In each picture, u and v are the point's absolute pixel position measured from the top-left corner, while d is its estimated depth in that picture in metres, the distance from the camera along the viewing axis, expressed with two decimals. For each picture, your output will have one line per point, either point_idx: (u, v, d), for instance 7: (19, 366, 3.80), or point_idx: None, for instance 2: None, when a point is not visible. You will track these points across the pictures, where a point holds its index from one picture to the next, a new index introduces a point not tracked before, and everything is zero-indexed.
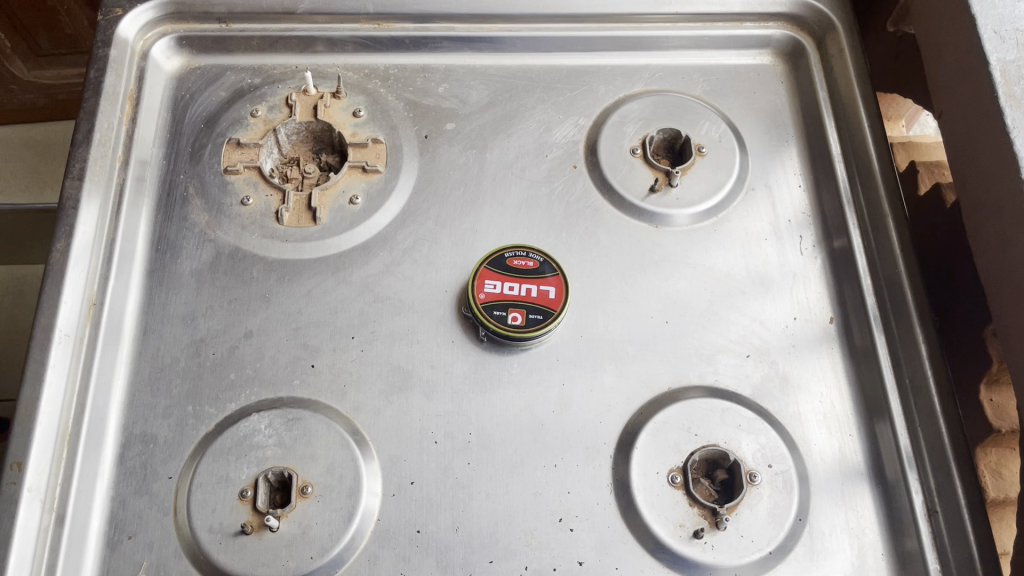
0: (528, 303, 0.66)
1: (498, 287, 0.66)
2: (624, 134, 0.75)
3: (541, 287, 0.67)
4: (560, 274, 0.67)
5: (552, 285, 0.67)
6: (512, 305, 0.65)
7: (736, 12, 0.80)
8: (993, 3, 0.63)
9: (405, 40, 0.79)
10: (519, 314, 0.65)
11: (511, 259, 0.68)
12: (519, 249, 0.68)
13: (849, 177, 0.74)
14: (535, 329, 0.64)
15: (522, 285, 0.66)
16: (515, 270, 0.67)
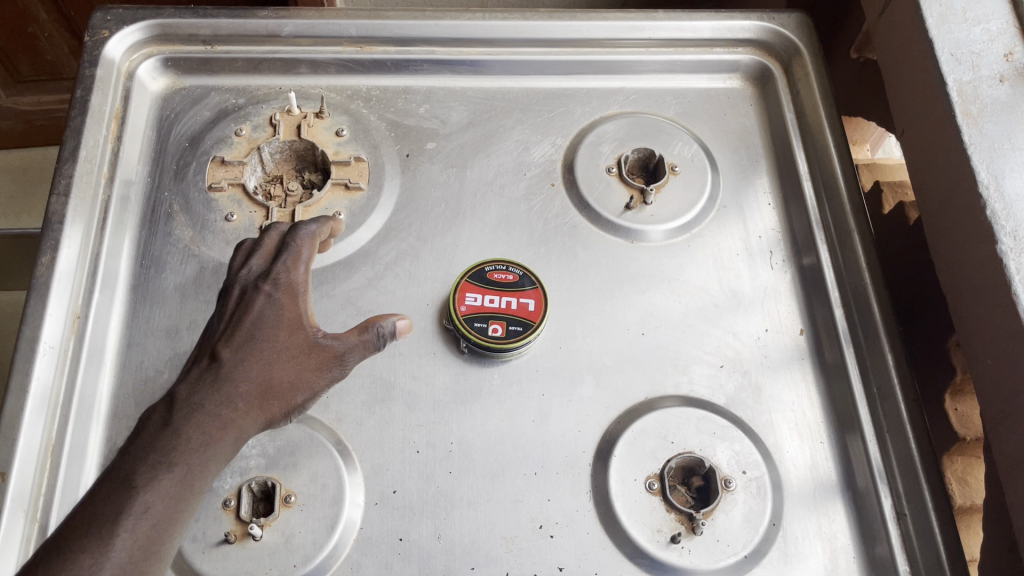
0: (509, 316, 0.67)
1: (479, 299, 0.68)
2: (600, 153, 0.78)
3: (520, 300, 0.68)
4: (539, 287, 0.69)
5: (532, 298, 0.68)
6: (492, 317, 0.67)
7: (706, 38, 0.83)
8: (949, 28, 0.66)
9: (387, 63, 0.81)
10: (499, 326, 0.67)
11: (491, 272, 0.69)
12: (501, 263, 0.70)
13: (817, 195, 0.76)
14: (515, 341, 0.66)
15: (502, 298, 0.68)
16: (495, 283, 0.69)
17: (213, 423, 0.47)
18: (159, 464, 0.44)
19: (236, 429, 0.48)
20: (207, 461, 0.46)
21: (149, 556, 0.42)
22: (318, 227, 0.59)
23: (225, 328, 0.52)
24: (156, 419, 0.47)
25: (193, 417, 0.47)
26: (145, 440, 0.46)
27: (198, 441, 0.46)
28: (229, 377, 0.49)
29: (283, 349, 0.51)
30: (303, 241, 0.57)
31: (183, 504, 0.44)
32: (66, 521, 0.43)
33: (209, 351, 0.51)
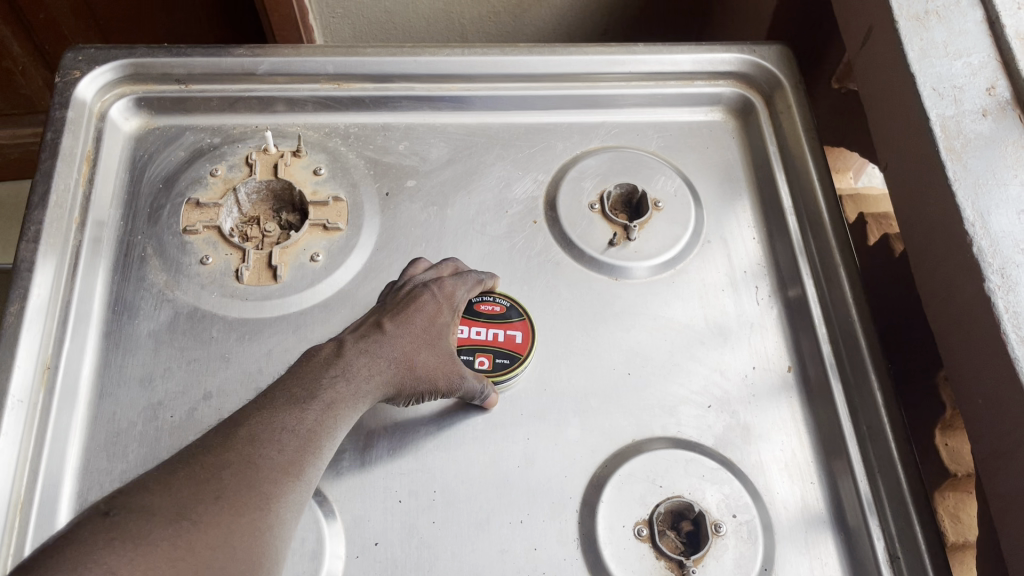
0: (495, 347, 0.67)
1: (465, 330, 0.67)
2: (582, 189, 0.77)
3: (507, 332, 0.68)
4: (526, 319, 0.69)
5: (519, 330, 0.68)
6: (479, 349, 0.67)
7: (687, 71, 0.83)
8: (931, 62, 0.65)
9: (365, 100, 0.80)
10: (485, 359, 0.66)
11: (478, 302, 0.69)
12: (486, 296, 0.70)
13: (801, 228, 0.76)
14: (502, 374, 0.66)
15: (489, 330, 0.68)
16: (482, 314, 0.68)
17: (361, 390, 0.55)
18: (305, 403, 0.52)
19: (368, 394, 0.56)
20: (342, 416, 0.54)
21: (281, 482, 0.48)
22: (485, 277, 0.68)
23: (393, 306, 0.62)
24: (323, 356, 0.56)
25: (348, 379, 0.55)
26: (310, 373, 0.54)
27: (347, 398, 0.54)
28: (380, 349, 0.58)
29: (428, 351, 0.60)
30: (470, 279, 0.67)
31: (309, 456, 0.51)
32: (239, 420, 0.50)
33: (373, 319, 0.60)
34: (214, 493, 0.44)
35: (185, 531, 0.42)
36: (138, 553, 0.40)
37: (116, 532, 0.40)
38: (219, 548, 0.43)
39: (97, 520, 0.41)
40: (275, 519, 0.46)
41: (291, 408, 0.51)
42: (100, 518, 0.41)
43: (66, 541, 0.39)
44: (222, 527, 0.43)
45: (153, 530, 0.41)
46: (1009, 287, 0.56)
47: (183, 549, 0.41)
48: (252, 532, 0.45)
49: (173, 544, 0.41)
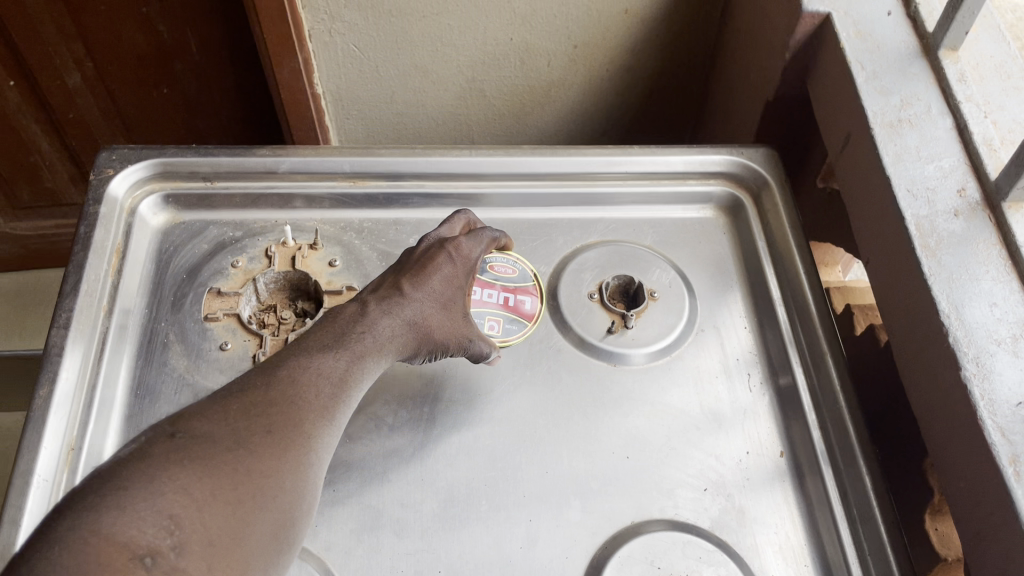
0: (501, 312, 0.78)
1: (480, 294, 0.78)
2: (582, 280, 0.81)
3: (518, 298, 0.79)
4: (536, 287, 0.80)
5: (528, 297, 0.79)
6: (491, 314, 0.78)
7: (679, 171, 0.88)
8: (905, 165, 0.70)
9: (379, 196, 0.85)
10: (496, 323, 0.77)
11: (493, 264, 0.80)
12: (505, 259, 0.81)
13: (790, 319, 0.80)
14: (510, 337, 0.77)
15: (502, 294, 0.79)
16: (497, 276, 0.80)
17: (386, 340, 0.64)
18: (337, 353, 0.61)
19: (390, 350, 0.64)
20: (366, 371, 0.62)
21: (318, 422, 0.56)
22: (497, 235, 0.76)
23: (411, 267, 0.69)
24: (347, 315, 0.64)
25: (375, 338, 0.63)
26: (338, 330, 0.62)
27: (374, 350, 0.63)
28: (401, 310, 0.65)
29: (444, 310, 0.68)
30: (483, 239, 0.74)
31: (340, 401, 0.59)
32: (278, 363, 0.58)
33: (392, 281, 0.68)
34: (265, 424, 0.53)
35: (243, 459, 0.50)
36: (203, 471, 0.47)
37: (185, 453, 0.48)
38: (271, 472, 0.51)
39: (166, 442, 0.48)
40: (313, 458, 0.54)
41: (323, 357, 0.60)
42: (167, 441, 0.49)
43: (141, 458, 0.47)
44: (273, 455, 0.51)
45: (215, 455, 0.49)
46: (984, 376, 0.59)
47: (239, 467, 0.49)
48: (298, 460, 0.53)
49: (232, 467, 0.49)
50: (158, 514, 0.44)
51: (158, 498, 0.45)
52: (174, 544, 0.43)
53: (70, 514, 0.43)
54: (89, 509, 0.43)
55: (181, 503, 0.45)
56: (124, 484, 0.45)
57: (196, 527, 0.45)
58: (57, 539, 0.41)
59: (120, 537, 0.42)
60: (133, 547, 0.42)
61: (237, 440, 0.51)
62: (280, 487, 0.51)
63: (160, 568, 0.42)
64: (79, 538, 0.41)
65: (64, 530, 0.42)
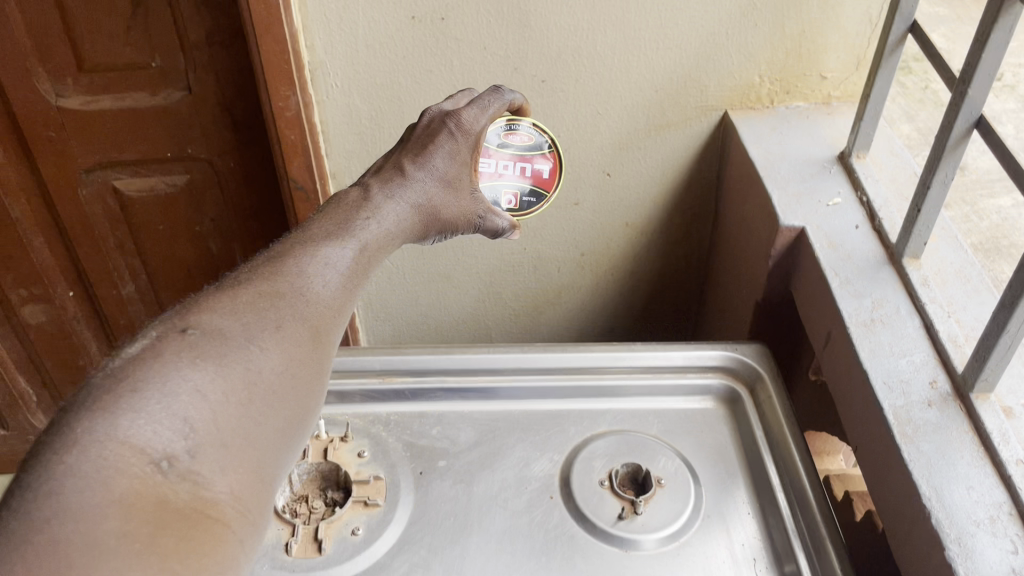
0: (524, 184, 0.86)
1: (494, 167, 0.86)
2: (593, 467, 0.87)
3: (536, 169, 0.87)
4: (554, 152, 0.87)
5: (546, 167, 0.87)
6: (506, 188, 0.86)
7: (679, 365, 0.97)
8: (881, 360, 0.78)
9: (405, 391, 0.94)
10: (514, 197, 0.86)
11: (506, 133, 0.86)
12: (510, 124, 0.86)
13: (791, 505, 0.84)
14: (528, 211, 0.87)
15: (519, 167, 0.87)
16: (511, 145, 0.86)
17: (393, 220, 0.66)
18: (343, 242, 0.61)
19: (400, 219, 0.67)
20: (378, 253, 0.64)
21: (333, 314, 0.57)
22: (509, 96, 0.81)
23: (412, 147, 0.72)
24: (353, 198, 0.66)
25: (380, 219, 0.65)
26: (345, 210, 0.64)
27: (380, 235, 0.64)
28: (405, 192, 0.69)
29: (447, 190, 0.72)
30: (497, 98, 0.79)
31: (355, 282, 0.61)
32: (281, 247, 0.59)
33: (395, 166, 0.71)
34: (275, 321, 0.53)
35: (255, 362, 0.50)
36: (219, 373, 0.48)
37: (196, 353, 0.48)
38: (282, 373, 0.52)
39: (179, 339, 0.49)
40: (327, 346, 0.56)
41: (329, 246, 0.60)
42: (179, 337, 0.49)
43: (154, 357, 0.47)
44: (283, 350, 0.52)
45: (229, 355, 0.49)
46: (968, 555, 0.63)
47: (252, 367, 0.50)
48: (309, 356, 0.54)
49: (247, 372, 0.50)
50: (176, 419, 0.45)
51: (172, 401, 0.45)
52: (188, 448, 0.44)
53: (81, 415, 0.43)
54: (104, 412, 0.43)
55: (197, 407, 0.46)
56: (138, 385, 0.45)
57: (212, 431, 0.46)
58: (74, 436, 0.42)
59: (138, 443, 0.43)
60: (150, 452, 0.43)
61: (250, 344, 0.51)
62: (288, 386, 0.52)
63: (179, 471, 0.44)
64: (96, 440, 0.42)
65: (81, 430, 0.42)
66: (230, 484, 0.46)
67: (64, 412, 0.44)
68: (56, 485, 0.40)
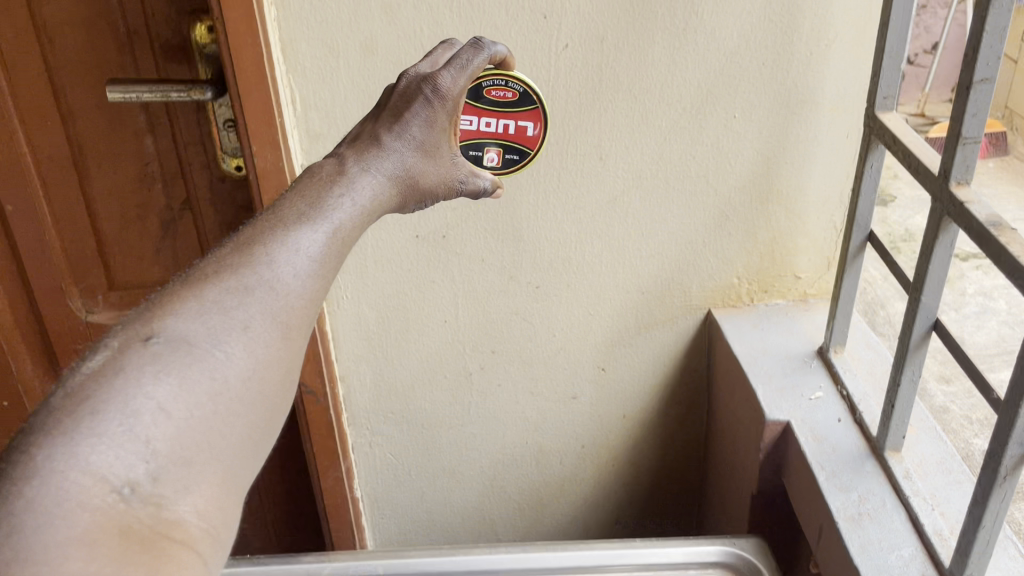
0: (505, 142, 0.89)
1: (477, 123, 0.87)
2: None
3: (519, 125, 0.89)
4: (537, 107, 0.88)
5: (529, 123, 0.89)
6: (487, 146, 0.89)
7: (680, 560, 0.97)
8: (870, 555, 0.80)
9: None
10: (495, 155, 0.90)
11: (490, 90, 0.86)
12: (499, 81, 0.86)
13: None
14: (509, 169, 0.91)
15: (500, 122, 0.88)
16: (494, 101, 0.86)
17: (368, 196, 0.62)
18: (315, 226, 0.57)
19: (379, 189, 0.63)
20: (358, 225, 0.61)
21: (306, 293, 0.55)
22: (493, 48, 0.72)
23: (388, 111, 0.68)
24: (327, 172, 0.62)
25: (354, 196, 0.61)
26: (318, 188, 0.60)
27: (355, 214, 0.60)
28: (383, 163, 0.64)
29: (427, 159, 0.67)
30: (481, 53, 0.71)
31: (334, 252, 0.58)
32: (247, 230, 0.56)
33: (371, 133, 0.67)
34: (243, 319, 0.51)
35: (220, 368, 0.49)
36: (183, 384, 0.47)
37: (159, 365, 0.47)
38: (249, 377, 0.50)
39: (141, 350, 0.47)
40: (299, 336, 0.54)
41: (301, 230, 0.56)
42: (141, 347, 0.47)
43: (115, 373, 0.46)
44: (250, 352, 0.50)
45: (194, 364, 0.48)
46: None
47: (217, 377, 0.48)
48: (279, 355, 0.52)
49: (212, 381, 0.48)
50: (136, 443, 0.44)
51: (135, 422, 0.45)
52: (150, 471, 0.44)
53: (41, 441, 0.43)
54: (63, 439, 0.43)
55: (160, 426, 0.45)
56: (99, 406, 0.44)
57: (174, 449, 0.45)
58: (33, 465, 0.42)
59: (99, 469, 0.43)
60: (113, 479, 0.43)
61: (217, 348, 0.49)
62: (257, 391, 0.50)
63: (141, 497, 0.43)
64: (58, 470, 0.42)
65: (42, 460, 0.42)
66: (196, 503, 0.46)
67: (25, 431, 0.44)
68: (18, 522, 0.40)
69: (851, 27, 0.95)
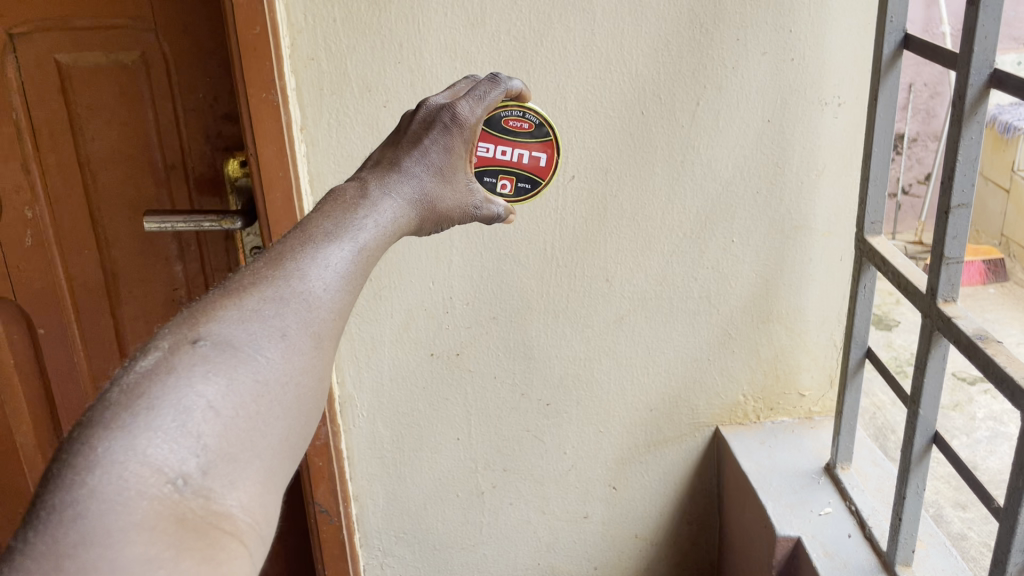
0: (519, 170, 0.87)
1: (491, 150, 0.85)
2: None
3: (532, 155, 0.87)
4: (550, 140, 0.86)
5: (542, 153, 0.87)
6: (501, 173, 0.86)
7: None
8: None
9: None
10: (507, 182, 0.87)
11: (506, 119, 0.84)
12: (516, 111, 0.85)
13: None
14: (521, 195, 0.88)
15: (513, 150, 0.86)
16: (509, 130, 0.85)
17: (391, 217, 0.63)
18: (343, 243, 0.58)
19: (402, 211, 0.64)
20: (383, 242, 0.62)
21: (336, 299, 0.55)
22: (511, 83, 0.74)
23: (404, 139, 0.70)
24: (351, 194, 0.63)
25: (378, 216, 0.62)
26: (344, 208, 0.61)
27: (380, 234, 0.61)
28: (403, 187, 0.66)
29: (444, 182, 0.69)
30: (497, 87, 0.73)
31: (362, 266, 0.58)
32: (275, 248, 0.56)
33: (388, 159, 0.68)
34: (281, 329, 0.52)
35: (262, 371, 0.50)
36: (230, 385, 0.48)
37: (208, 365, 0.48)
38: (288, 381, 0.51)
39: (190, 351, 0.48)
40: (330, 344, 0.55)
41: (329, 246, 0.57)
42: (189, 348, 0.48)
43: (167, 371, 0.46)
44: (287, 359, 0.51)
45: (239, 366, 0.49)
46: None
47: (259, 380, 0.49)
48: (313, 363, 0.53)
49: (256, 383, 0.49)
50: (188, 438, 0.45)
51: (186, 417, 0.45)
52: (201, 465, 0.45)
53: (99, 432, 0.43)
54: (122, 432, 0.43)
55: (210, 423, 0.46)
56: (154, 402, 0.45)
57: (223, 445, 0.46)
58: (94, 456, 0.42)
59: (155, 461, 0.43)
60: (167, 471, 0.44)
61: (258, 353, 0.50)
62: (294, 395, 0.51)
63: (193, 488, 0.44)
64: (118, 460, 0.43)
65: (103, 451, 0.43)
66: (241, 498, 0.46)
67: (82, 425, 0.44)
68: (81, 507, 0.41)
69: (836, 160, 1.02)
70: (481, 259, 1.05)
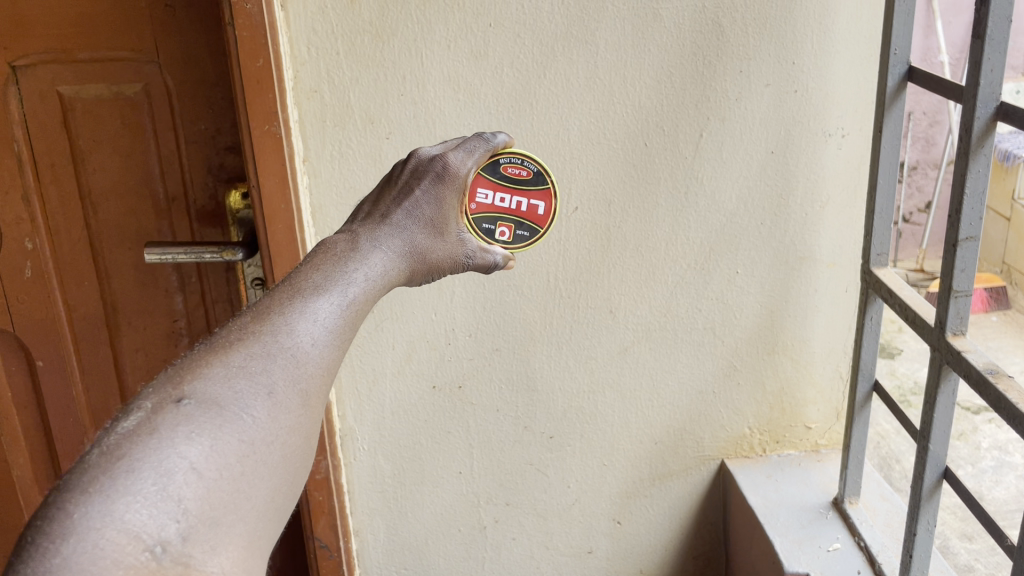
0: (517, 218, 0.83)
1: (490, 197, 0.81)
2: None
3: (531, 202, 0.83)
4: (550, 188, 0.83)
5: (541, 201, 0.83)
6: (499, 220, 0.82)
7: None
8: None
9: None
10: (506, 229, 0.83)
11: (505, 166, 0.82)
12: (515, 157, 0.82)
13: None
14: (519, 244, 0.83)
15: (513, 198, 0.82)
16: (508, 178, 0.82)
17: (381, 270, 0.62)
18: (331, 296, 0.57)
19: (392, 263, 0.64)
20: (373, 295, 0.61)
21: (324, 355, 0.55)
22: (495, 140, 0.76)
23: (392, 191, 0.69)
24: (341, 246, 0.63)
25: (368, 268, 0.61)
26: (334, 260, 0.60)
27: (369, 286, 0.61)
28: (393, 238, 0.65)
29: (435, 234, 0.69)
30: (484, 145, 0.75)
31: (350, 320, 0.58)
32: (263, 301, 0.56)
33: (379, 211, 0.68)
34: (267, 385, 0.51)
35: (247, 431, 0.49)
36: (214, 446, 0.47)
37: (192, 425, 0.47)
38: (274, 440, 0.50)
39: (173, 411, 0.47)
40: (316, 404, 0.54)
41: (318, 300, 0.56)
42: (173, 408, 0.47)
43: (150, 432, 0.45)
44: (274, 418, 0.50)
45: (224, 426, 0.48)
46: None
47: (244, 441, 0.48)
48: (300, 423, 0.52)
49: (241, 444, 0.48)
50: (169, 502, 0.44)
51: (168, 480, 0.44)
52: (181, 530, 0.44)
53: (76, 497, 0.42)
54: (99, 496, 0.42)
55: (192, 487, 0.45)
56: (134, 464, 0.44)
57: (204, 509, 0.45)
58: (70, 522, 0.41)
59: (133, 528, 0.42)
60: (145, 538, 0.42)
61: (244, 412, 0.49)
62: (279, 455, 0.50)
63: (171, 556, 0.43)
64: (95, 527, 0.41)
65: (79, 517, 0.41)
66: (222, 564, 0.45)
67: (57, 490, 0.43)
68: None
69: (841, 191, 1.02)
70: (483, 291, 1.04)
